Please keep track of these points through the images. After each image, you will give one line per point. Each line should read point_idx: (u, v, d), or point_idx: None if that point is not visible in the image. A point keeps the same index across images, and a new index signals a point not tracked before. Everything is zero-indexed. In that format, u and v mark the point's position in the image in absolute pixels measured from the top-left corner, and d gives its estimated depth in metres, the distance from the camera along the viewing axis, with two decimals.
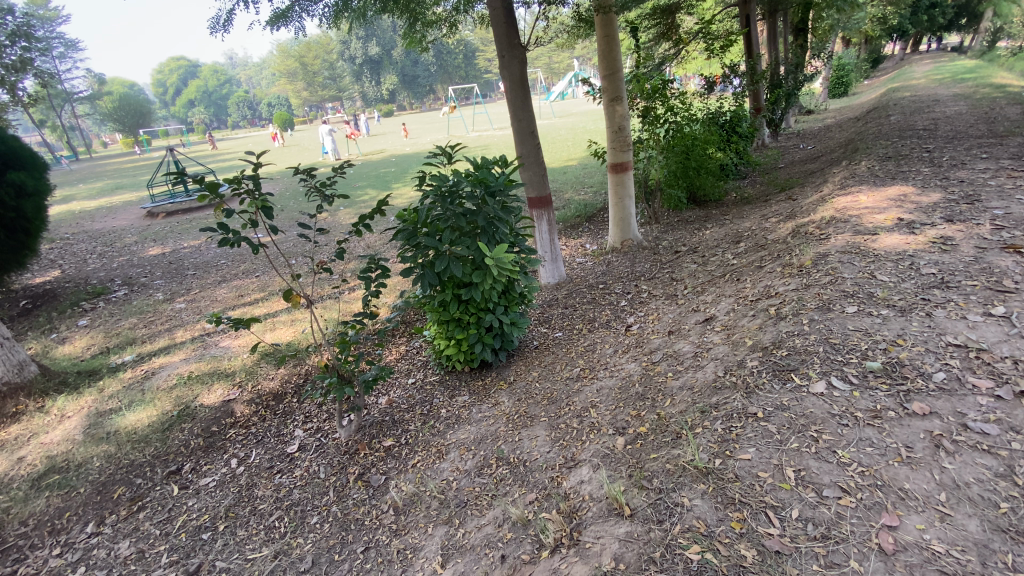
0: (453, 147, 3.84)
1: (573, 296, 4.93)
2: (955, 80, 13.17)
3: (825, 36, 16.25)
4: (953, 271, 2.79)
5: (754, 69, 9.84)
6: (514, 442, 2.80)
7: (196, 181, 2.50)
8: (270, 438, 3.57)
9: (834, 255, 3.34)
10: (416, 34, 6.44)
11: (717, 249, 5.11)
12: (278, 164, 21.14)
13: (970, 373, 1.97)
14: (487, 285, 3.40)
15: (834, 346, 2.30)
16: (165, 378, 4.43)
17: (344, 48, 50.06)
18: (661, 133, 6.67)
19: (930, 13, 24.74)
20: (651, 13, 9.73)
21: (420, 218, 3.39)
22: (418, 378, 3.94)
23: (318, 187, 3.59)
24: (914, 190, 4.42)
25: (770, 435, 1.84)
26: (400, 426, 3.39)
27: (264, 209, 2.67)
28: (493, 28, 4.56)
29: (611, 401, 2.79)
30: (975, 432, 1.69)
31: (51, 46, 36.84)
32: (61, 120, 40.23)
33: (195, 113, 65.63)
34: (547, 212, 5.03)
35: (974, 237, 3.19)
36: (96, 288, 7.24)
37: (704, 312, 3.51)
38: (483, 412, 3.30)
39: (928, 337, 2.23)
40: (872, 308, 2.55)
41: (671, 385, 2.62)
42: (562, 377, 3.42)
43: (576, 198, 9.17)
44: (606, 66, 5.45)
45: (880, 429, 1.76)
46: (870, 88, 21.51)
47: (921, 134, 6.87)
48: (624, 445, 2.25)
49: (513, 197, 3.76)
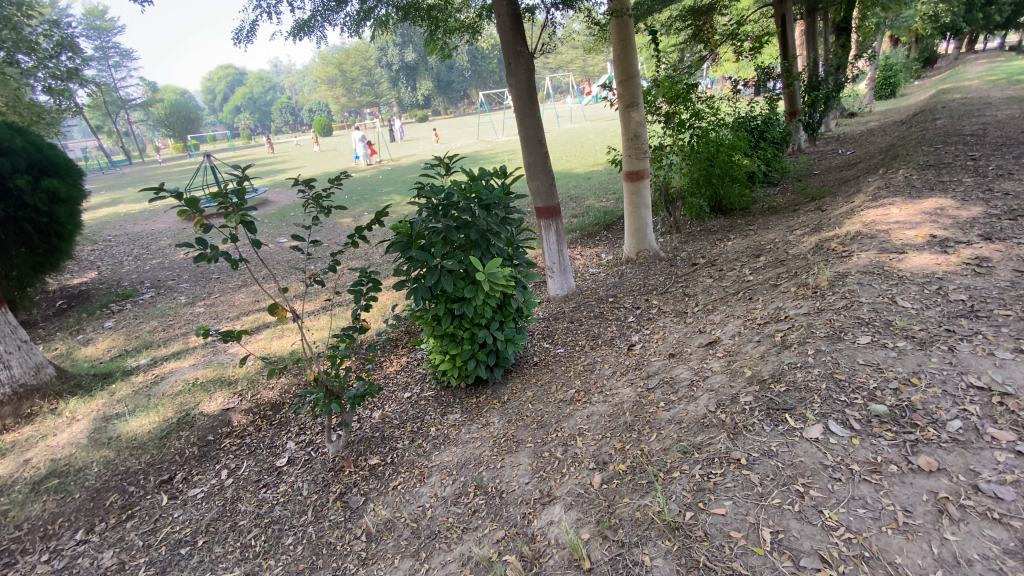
0: (453, 157, 3.77)
1: (580, 310, 4.76)
2: (1012, 81, 12.31)
3: (869, 35, 15.44)
4: (984, 298, 2.50)
5: (790, 71, 9.38)
6: (496, 469, 2.68)
7: (177, 195, 2.47)
8: (262, 450, 3.56)
9: (854, 275, 3.07)
10: (438, 41, 6.31)
11: (736, 262, 4.83)
12: (311, 169, 21.66)
13: (992, 423, 1.72)
14: (480, 300, 3.30)
15: (838, 382, 2.07)
16: (172, 384, 4.51)
17: (382, 55, 51.15)
18: (686, 138, 6.39)
19: (987, 10, 23.31)
20: (682, 14, 9.38)
21: (415, 231, 3.33)
22: (414, 393, 3.84)
23: (314, 198, 3.51)
24: (953, 203, 4.06)
25: (751, 487, 1.67)
26: (389, 443, 3.31)
27: (246, 224, 2.64)
28: (499, 35, 4.46)
29: (600, 430, 2.62)
30: (987, 496, 1.46)
31: (107, 55, 38.87)
32: (116, 127, 42.52)
33: (241, 119, 68.53)
34: (555, 222, 4.88)
35: (1014, 258, 2.88)
36: (126, 290, 7.51)
37: (709, 333, 3.30)
38: (472, 433, 3.17)
39: (947, 376, 1.99)
40: (888, 340, 2.30)
41: (660, 417, 2.43)
42: (556, 399, 3.26)
43: (597, 205, 8.96)
44: (622, 71, 5.24)
45: (876, 486, 1.56)
46: (920, 88, 20.39)
47: (968, 140, 6.39)
48: (600, 484, 2.10)
49: (512, 209, 3.67)
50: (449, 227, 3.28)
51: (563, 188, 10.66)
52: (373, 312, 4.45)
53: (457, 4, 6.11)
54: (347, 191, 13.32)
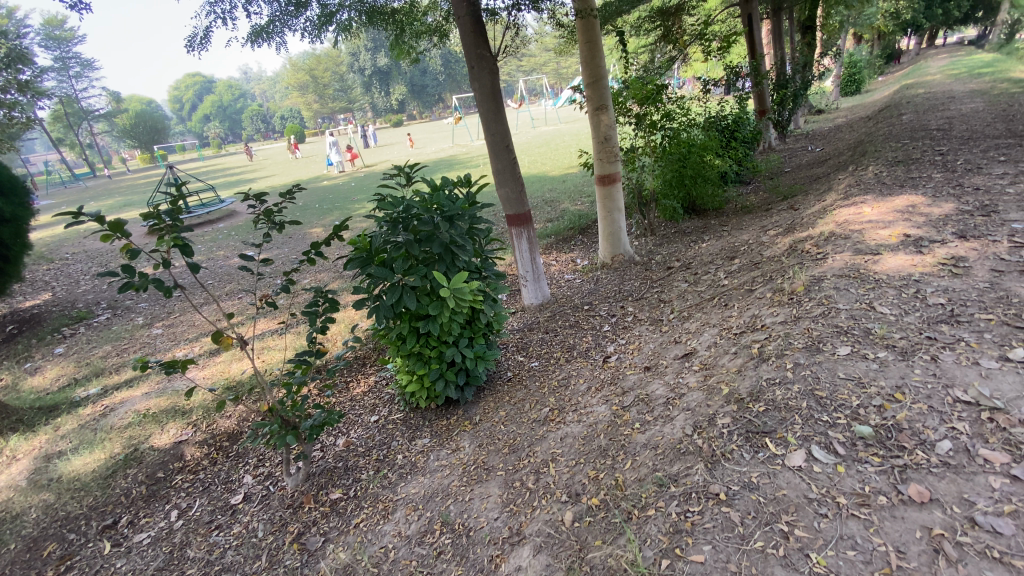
0: (413, 167, 3.58)
1: (555, 319, 4.61)
2: (972, 76, 12.63)
3: (833, 32, 15.74)
4: (965, 301, 2.42)
5: (758, 70, 9.43)
6: (464, 502, 2.49)
7: (98, 219, 2.22)
8: (216, 486, 3.32)
9: (830, 279, 2.98)
10: (405, 45, 6.10)
11: (711, 265, 4.74)
12: (283, 177, 21.13)
13: (983, 443, 1.61)
14: (445, 317, 3.11)
15: (820, 401, 1.95)
16: (122, 415, 4.21)
17: (354, 61, 50.50)
18: (658, 139, 6.31)
19: (945, 6, 24.05)
20: (651, 15, 9.35)
21: (373, 246, 3.12)
22: (381, 417, 3.62)
23: (264, 214, 3.27)
24: (924, 200, 4.02)
25: (732, 528, 1.54)
26: (352, 474, 3.11)
27: (180, 247, 2.42)
28: (461, 38, 4.29)
29: (574, 455, 2.46)
30: (984, 531, 1.35)
31: (66, 66, 37.64)
32: (78, 139, 41.07)
33: (211, 128, 67.03)
34: (526, 229, 4.73)
35: (990, 257, 2.82)
36: (80, 313, 7.11)
37: (685, 344, 3.17)
38: (441, 460, 2.98)
39: (932, 390, 1.88)
40: (868, 350, 2.19)
41: (635, 441, 2.27)
42: (529, 419, 3.08)
43: (572, 208, 8.85)
44: (590, 72, 5.12)
45: (866, 523, 1.43)
46: (884, 84, 20.86)
47: (934, 135, 6.45)
48: (571, 521, 1.94)
49: (478, 219, 3.50)
50: (410, 241, 3.08)
51: (537, 192, 10.53)
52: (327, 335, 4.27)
53: (422, 7, 5.91)
54: (318, 200, 12.98)
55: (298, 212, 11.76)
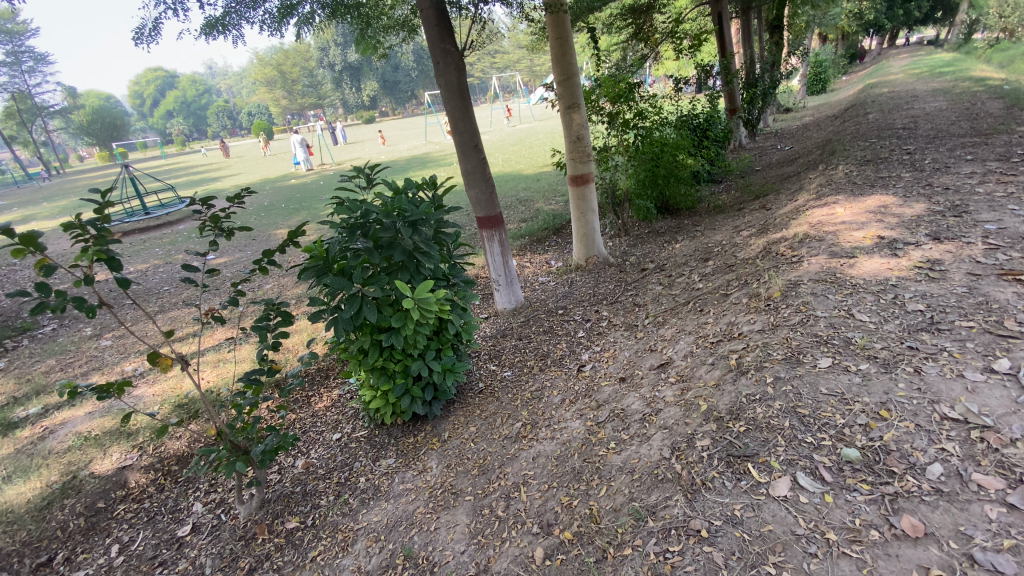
0: (374, 168, 3.36)
1: (529, 325, 4.45)
2: (933, 75, 13.02)
3: (799, 32, 16.03)
4: (944, 307, 2.36)
5: (728, 69, 9.45)
6: (429, 533, 2.33)
7: (6, 232, 1.95)
8: (163, 516, 3.07)
9: (807, 284, 2.89)
10: (371, 39, 5.83)
11: (686, 267, 4.66)
12: (249, 176, 20.43)
13: (975, 466, 1.52)
14: (409, 330, 2.91)
15: (803, 420, 1.84)
16: (62, 439, 3.89)
17: (324, 56, 49.38)
18: (631, 138, 6.21)
19: (906, 7, 24.84)
20: (622, 13, 9.29)
21: (330, 254, 2.90)
22: (344, 434, 3.41)
23: (210, 220, 3.01)
24: (895, 200, 4.01)
25: (715, 571, 1.43)
26: (311, 500, 2.91)
27: (107, 261, 2.18)
28: (425, 31, 4.07)
29: (546, 478, 2.31)
30: (985, 571, 1.24)
31: (18, 61, 35.79)
32: (32, 136, 39.08)
33: (174, 125, 64.72)
34: (498, 232, 4.55)
35: (966, 260, 2.78)
36: (23, 323, 6.59)
37: (660, 353, 3.05)
38: (406, 483, 2.81)
39: (918, 407, 1.78)
40: (849, 362, 2.10)
41: (610, 463, 2.13)
42: (500, 436, 2.92)
43: (546, 208, 8.71)
44: (560, 69, 4.97)
45: (858, 563, 1.33)
46: (849, 83, 21.42)
47: (901, 134, 6.53)
48: (542, 559, 1.81)
49: (444, 222, 3.29)
50: (369, 248, 2.86)
51: (511, 191, 10.36)
52: (282, 350, 4.05)
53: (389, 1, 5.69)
54: (285, 200, 12.54)
55: (263, 214, 11.33)
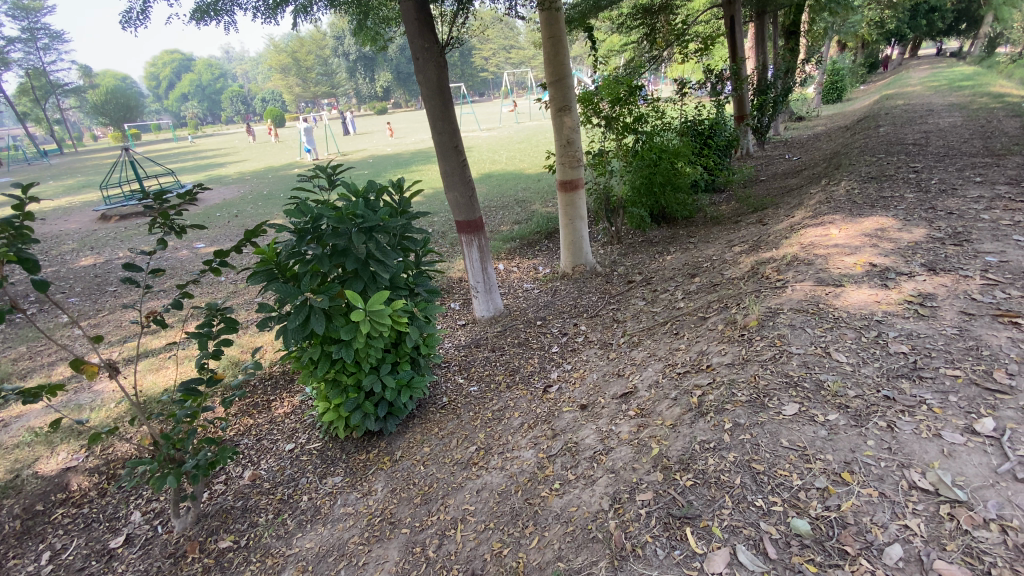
0: (337, 168, 3.16)
1: (504, 336, 4.26)
2: (952, 88, 12.66)
3: (816, 40, 15.68)
4: (929, 351, 2.15)
5: (738, 74, 9.15)
6: (357, 569, 2.18)
7: None
8: (100, 523, 2.93)
9: (786, 313, 2.69)
10: (371, 31, 5.51)
11: (672, 283, 4.45)
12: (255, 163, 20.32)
13: (938, 551, 1.33)
14: (360, 343, 2.73)
15: (756, 477, 1.66)
16: (13, 433, 3.78)
17: (338, 45, 49.24)
18: (629, 142, 5.97)
19: (929, 18, 24.27)
20: (633, 12, 9.00)
21: (280, 259, 2.72)
22: (296, 446, 3.25)
23: (160, 216, 2.80)
24: (894, 223, 3.79)
25: None
26: (250, 517, 2.77)
27: (21, 263, 2.02)
28: (405, 25, 3.87)
29: (484, 516, 2.15)
30: None
31: (35, 37, 35.84)
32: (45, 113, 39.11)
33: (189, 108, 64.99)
34: (477, 238, 4.37)
35: (960, 296, 2.57)
36: None
37: (627, 379, 2.86)
38: (348, 506, 2.66)
39: (885, 471, 1.59)
40: (818, 411, 1.90)
41: (550, 507, 1.97)
42: (452, 459, 2.75)
43: (542, 210, 8.51)
44: (552, 70, 4.76)
45: None
46: (866, 93, 20.93)
47: (909, 150, 6.27)
48: None
49: (410, 228, 3.10)
50: (321, 255, 2.67)
51: (509, 191, 10.16)
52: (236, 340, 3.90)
53: None
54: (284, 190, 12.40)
55: (260, 203, 11.20)
